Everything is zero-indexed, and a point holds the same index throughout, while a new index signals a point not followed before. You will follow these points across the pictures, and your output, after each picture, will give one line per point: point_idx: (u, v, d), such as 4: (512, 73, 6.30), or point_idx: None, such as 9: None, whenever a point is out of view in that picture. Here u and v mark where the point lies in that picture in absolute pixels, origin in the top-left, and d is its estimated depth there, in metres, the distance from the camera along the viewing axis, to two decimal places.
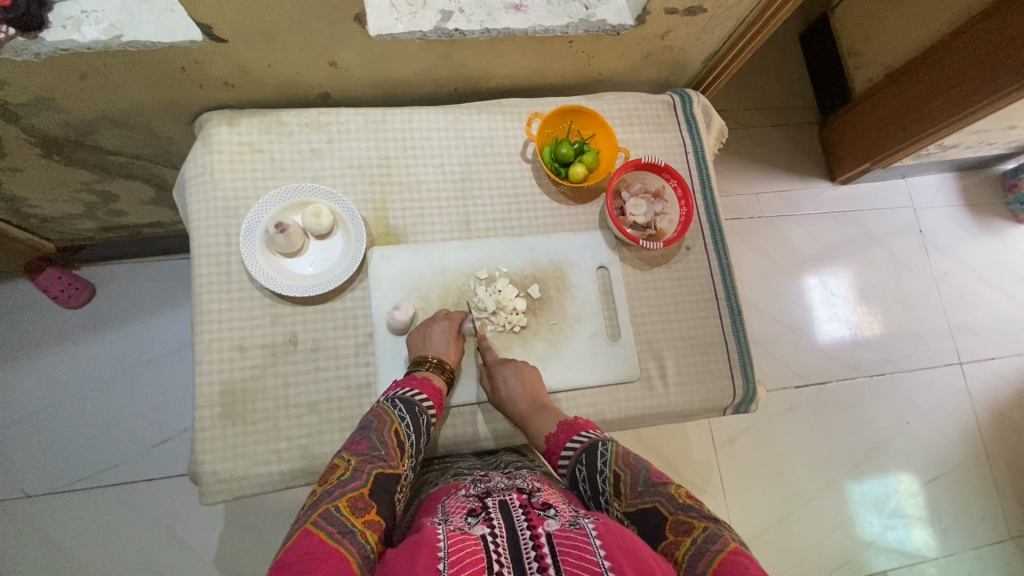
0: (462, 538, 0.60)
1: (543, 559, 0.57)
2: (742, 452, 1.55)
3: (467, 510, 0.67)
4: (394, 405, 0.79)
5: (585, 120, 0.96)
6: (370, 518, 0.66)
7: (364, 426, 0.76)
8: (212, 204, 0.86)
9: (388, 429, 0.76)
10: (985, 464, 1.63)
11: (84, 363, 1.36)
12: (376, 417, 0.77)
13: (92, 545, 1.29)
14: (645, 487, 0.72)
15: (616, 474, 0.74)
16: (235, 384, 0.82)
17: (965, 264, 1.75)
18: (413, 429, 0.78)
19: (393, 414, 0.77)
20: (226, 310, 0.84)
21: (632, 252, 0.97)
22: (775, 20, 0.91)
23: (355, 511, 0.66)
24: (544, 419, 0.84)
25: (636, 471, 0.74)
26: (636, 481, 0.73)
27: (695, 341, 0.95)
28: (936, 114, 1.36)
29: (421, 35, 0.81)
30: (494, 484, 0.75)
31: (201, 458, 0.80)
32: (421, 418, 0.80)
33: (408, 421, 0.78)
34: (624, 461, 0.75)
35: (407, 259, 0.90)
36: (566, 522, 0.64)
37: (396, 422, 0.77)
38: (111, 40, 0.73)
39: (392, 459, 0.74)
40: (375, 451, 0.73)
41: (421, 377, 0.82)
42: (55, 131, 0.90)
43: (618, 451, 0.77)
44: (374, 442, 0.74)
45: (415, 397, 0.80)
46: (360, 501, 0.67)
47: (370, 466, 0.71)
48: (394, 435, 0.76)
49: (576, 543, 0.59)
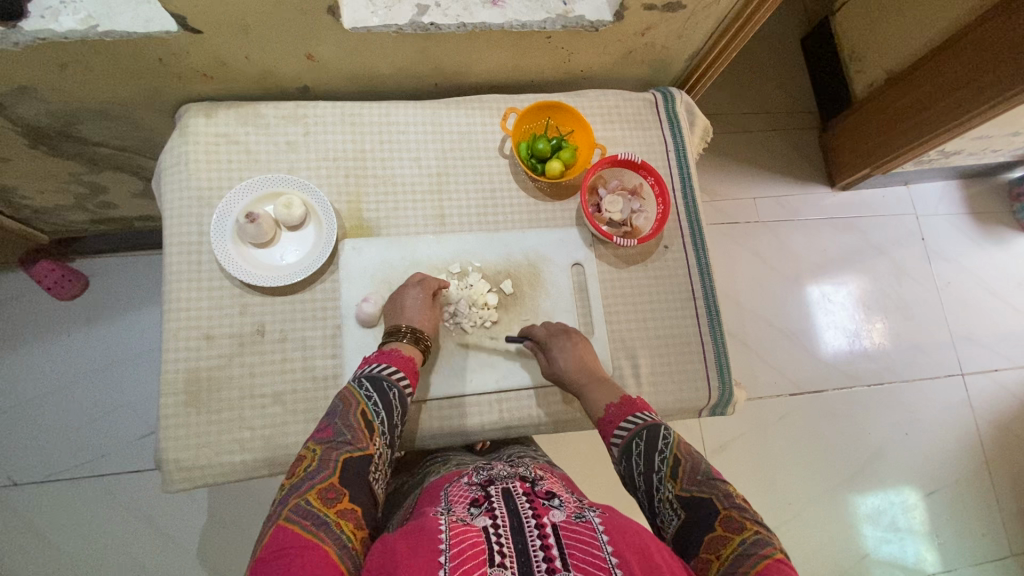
0: (464, 529, 0.59)
1: (549, 550, 0.55)
2: (733, 459, 1.53)
3: (470, 499, 0.66)
4: (359, 385, 0.76)
5: (563, 117, 0.96)
6: (343, 507, 0.65)
7: (330, 411, 0.74)
8: (186, 193, 0.86)
9: (355, 411, 0.73)
10: (987, 478, 1.58)
11: (73, 353, 1.38)
12: (342, 400, 0.75)
13: (76, 533, 1.30)
14: (704, 478, 0.70)
15: (677, 458, 0.72)
16: (201, 372, 0.82)
17: (968, 272, 1.72)
18: (382, 406, 0.75)
19: (359, 394, 0.75)
20: (195, 298, 0.84)
21: (608, 249, 0.95)
22: (756, 19, 0.91)
23: (326, 502, 0.65)
24: (598, 392, 0.83)
25: (697, 460, 0.72)
26: (696, 469, 0.70)
27: (672, 341, 0.93)
28: (945, 113, 1.33)
29: (396, 28, 0.81)
30: (497, 471, 0.75)
31: (164, 445, 0.79)
32: (390, 395, 0.76)
33: (376, 399, 0.75)
34: (686, 449, 0.73)
35: (380, 252, 0.89)
36: (571, 514, 0.62)
37: (362, 402, 0.74)
38: (88, 30, 0.74)
39: (360, 443, 0.71)
40: (340, 437, 0.71)
41: (389, 350, 0.80)
42: (40, 121, 0.91)
43: (680, 438, 0.74)
44: (339, 428, 0.72)
45: (381, 371, 0.78)
46: (330, 491, 0.66)
47: (336, 454, 0.69)
48: (360, 417, 0.73)
49: (582, 537, 0.58)
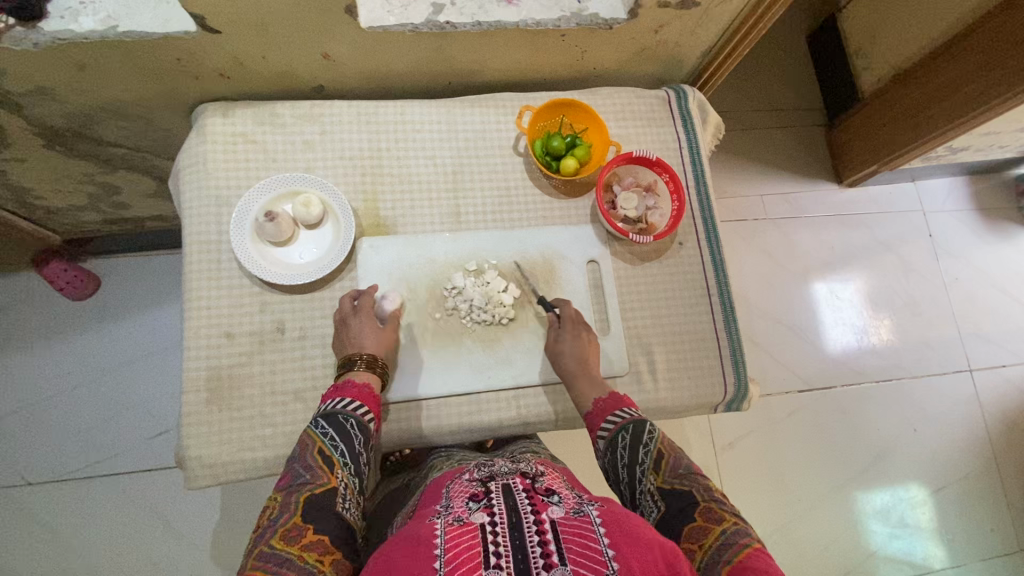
0: (461, 530, 0.59)
1: (546, 547, 0.56)
2: (743, 455, 1.53)
3: (470, 494, 0.67)
4: (315, 425, 0.75)
5: (577, 115, 0.96)
6: (308, 541, 0.66)
7: (291, 455, 0.74)
8: (205, 193, 0.86)
9: (311, 451, 0.73)
10: (995, 474, 1.59)
11: (86, 353, 1.38)
12: (300, 442, 0.75)
13: (90, 531, 1.30)
14: (684, 472, 0.73)
15: (660, 452, 0.75)
16: (222, 370, 0.82)
17: (975, 268, 1.72)
18: (338, 440, 0.74)
19: (315, 434, 0.74)
20: (216, 297, 0.84)
21: (624, 246, 0.96)
22: (770, 15, 0.91)
23: (290, 541, 0.66)
24: (589, 386, 0.84)
25: (679, 456, 0.75)
26: (678, 464, 0.74)
27: (687, 338, 0.94)
28: (951, 111, 1.33)
29: (412, 27, 0.81)
30: (498, 468, 0.76)
31: (186, 443, 0.80)
32: (347, 426, 0.75)
33: (330, 435, 0.74)
34: (669, 444, 0.76)
35: (397, 250, 0.90)
36: (570, 509, 0.63)
37: (318, 441, 0.74)
38: (107, 30, 0.74)
39: (320, 479, 0.71)
40: (300, 479, 0.71)
41: (343, 382, 0.79)
42: (58, 122, 0.92)
43: (665, 435, 0.77)
44: (298, 470, 0.72)
45: (337, 407, 0.76)
46: (292, 531, 0.66)
47: (296, 496, 0.70)
48: (318, 455, 0.73)
49: (580, 531, 0.58)
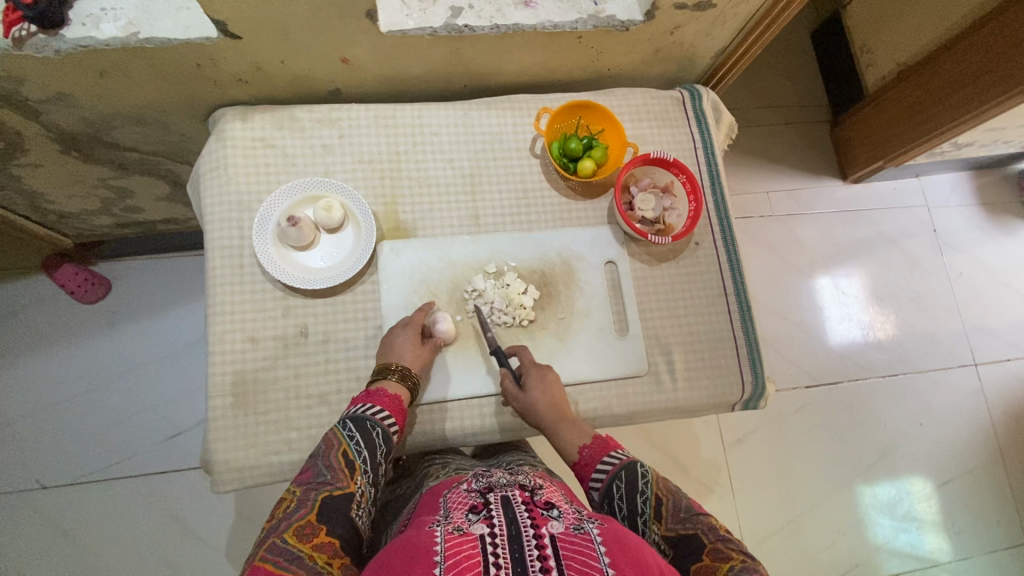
0: (460, 539, 0.59)
1: (546, 560, 0.56)
2: (752, 451, 1.54)
3: (469, 506, 0.67)
4: (344, 426, 0.76)
5: (593, 116, 0.96)
6: (320, 541, 0.66)
7: (314, 453, 0.75)
8: (226, 198, 0.87)
9: (336, 452, 0.74)
10: (1001, 467, 1.60)
11: (98, 357, 1.38)
12: (325, 442, 0.76)
13: (105, 534, 1.31)
14: (687, 514, 0.71)
15: (657, 497, 0.74)
16: (247, 375, 0.83)
17: (980, 264, 1.73)
18: (364, 447, 0.76)
19: (341, 436, 0.75)
20: (239, 301, 0.85)
21: (641, 247, 0.97)
22: (784, 16, 0.91)
23: (302, 537, 0.65)
24: (569, 432, 0.82)
25: (678, 498, 0.74)
26: (678, 507, 0.72)
27: (704, 338, 0.95)
28: (957, 107, 1.34)
29: (431, 31, 0.82)
30: (496, 479, 0.75)
31: (213, 447, 0.81)
32: (373, 435, 0.77)
33: (357, 439, 0.75)
34: (665, 486, 0.75)
35: (417, 253, 0.90)
36: (570, 525, 0.63)
37: (344, 443, 0.75)
38: (129, 37, 0.75)
39: (340, 481, 0.72)
40: (321, 478, 0.72)
41: (377, 388, 0.80)
42: (75, 128, 0.92)
43: (658, 476, 0.76)
44: (320, 469, 0.73)
45: (367, 412, 0.78)
46: (306, 527, 0.66)
47: (315, 493, 0.70)
48: (341, 457, 0.74)
49: (580, 548, 0.58)
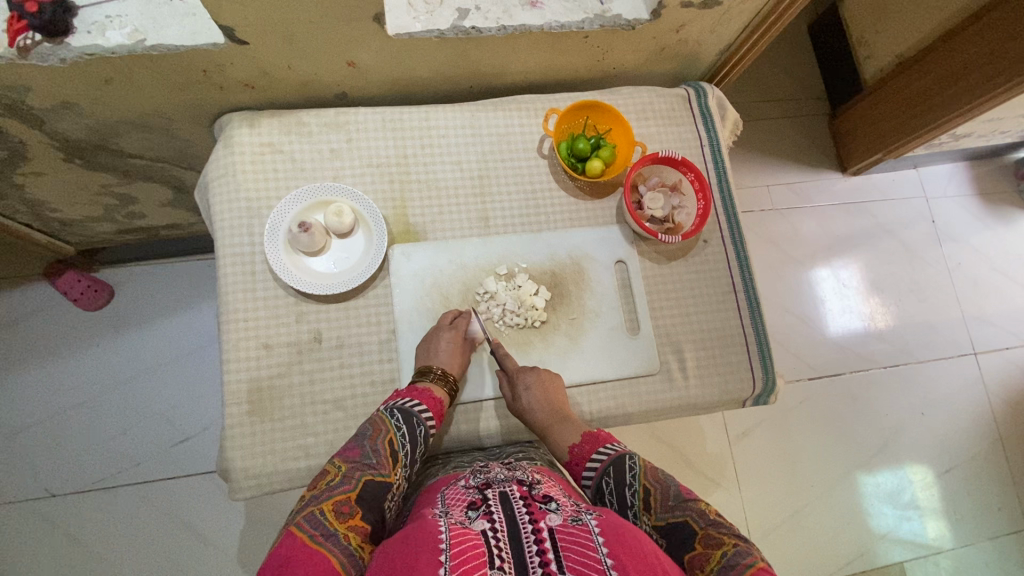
0: (462, 531, 0.59)
1: (545, 555, 0.56)
2: (757, 444, 1.56)
3: (467, 502, 0.67)
4: (391, 415, 0.78)
5: (601, 116, 0.97)
6: (354, 523, 0.66)
7: (360, 433, 0.76)
8: (235, 205, 0.86)
9: (383, 437, 0.75)
10: (1001, 454, 1.62)
11: (103, 364, 1.38)
12: (372, 425, 0.77)
13: (115, 540, 1.31)
14: (676, 502, 0.71)
15: (645, 489, 0.74)
16: (262, 381, 0.83)
17: (979, 253, 1.74)
18: (408, 439, 0.77)
19: (390, 423, 0.77)
20: (252, 308, 0.85)
21: (650, 245, 0.97)
22: (788, 12, 0.91)
23: (339, 515, 0.66)
24: (565, 430, 0.84)
25: (666, 485, 0.74)
26: (667, 495, 0.72)
27: (715, 335, 0.95)
28: (957, 98, 1.34)
29: (438, 33, 0.81)
30: (493, 474, 0.75)
31: (230, 454, 0.81)
32: (418, 430, 0.78)
33: (404, 430, 0.77)
34: (653, 476, 0.75)
35: (429, 256, 0.90)
36: (568, 518, 0.63)
37: (392, 431, 0.76)
38: (136, 44, 0.74)
39: (384, 468, 0.73)
40: (367, 459, 0.73)
41: (422, 388, 0.81)
42: (80, 135, 0.91)
43: (646, 466, 0.76)
44: (366, 450, 0.74)
45: (414, 407, 0.79)
46: (345, 505, 0.67)
47: (360, 473, 0.71)
48: (388, 445, 0.75)
49: (578, 540, 0.58)
